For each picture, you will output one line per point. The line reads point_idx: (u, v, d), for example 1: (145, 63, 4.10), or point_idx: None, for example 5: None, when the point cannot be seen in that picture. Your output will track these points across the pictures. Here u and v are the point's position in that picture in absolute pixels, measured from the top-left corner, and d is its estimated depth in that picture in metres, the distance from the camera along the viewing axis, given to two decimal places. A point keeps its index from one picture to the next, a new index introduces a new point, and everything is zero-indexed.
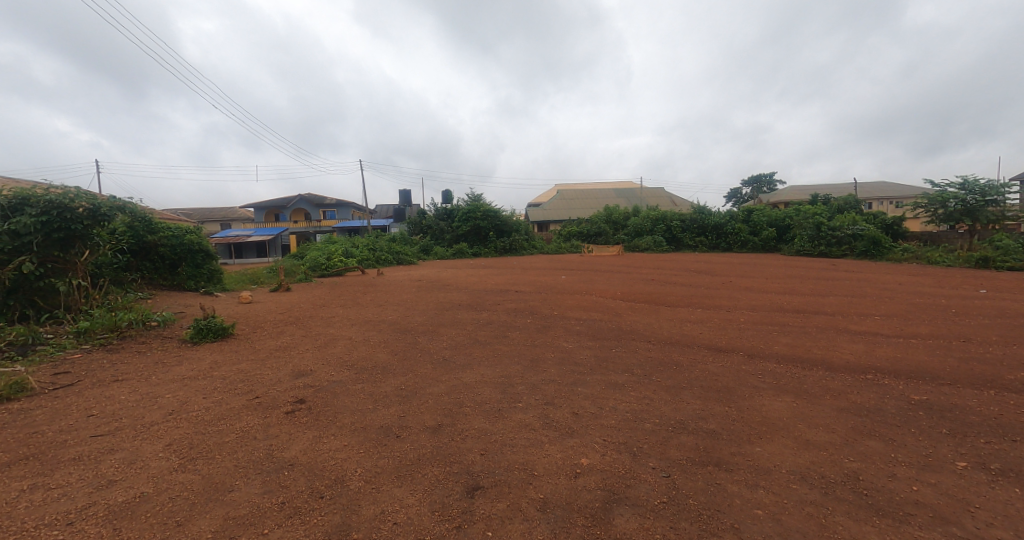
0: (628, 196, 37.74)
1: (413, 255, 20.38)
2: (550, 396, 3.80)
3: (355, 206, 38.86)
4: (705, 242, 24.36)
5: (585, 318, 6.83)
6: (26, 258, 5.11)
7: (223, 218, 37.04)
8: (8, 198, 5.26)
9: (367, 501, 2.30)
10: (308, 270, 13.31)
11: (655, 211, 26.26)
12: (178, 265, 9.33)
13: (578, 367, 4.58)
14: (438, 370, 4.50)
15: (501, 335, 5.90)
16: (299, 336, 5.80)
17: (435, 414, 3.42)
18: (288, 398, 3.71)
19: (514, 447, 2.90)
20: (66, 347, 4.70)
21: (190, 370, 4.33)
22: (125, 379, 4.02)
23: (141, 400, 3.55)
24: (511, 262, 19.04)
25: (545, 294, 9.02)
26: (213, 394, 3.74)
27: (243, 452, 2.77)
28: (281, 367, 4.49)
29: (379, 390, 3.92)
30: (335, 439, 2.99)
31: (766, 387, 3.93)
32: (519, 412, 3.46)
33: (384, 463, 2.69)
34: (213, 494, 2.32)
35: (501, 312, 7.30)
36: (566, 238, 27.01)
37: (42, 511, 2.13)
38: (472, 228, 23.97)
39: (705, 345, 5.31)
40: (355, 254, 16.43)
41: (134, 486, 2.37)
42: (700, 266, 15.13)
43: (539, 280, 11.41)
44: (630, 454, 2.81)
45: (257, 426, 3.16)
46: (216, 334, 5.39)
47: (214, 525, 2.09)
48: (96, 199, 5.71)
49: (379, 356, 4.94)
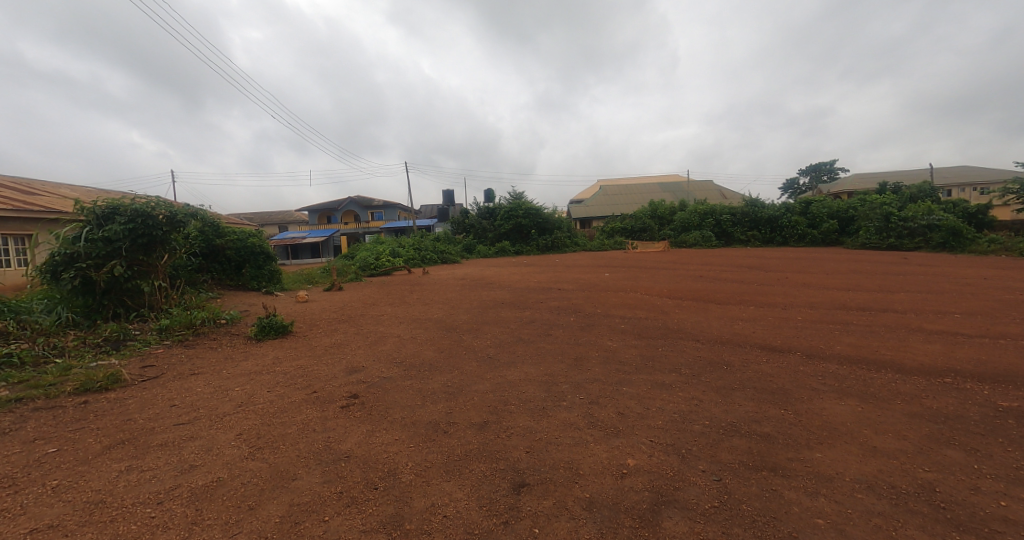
0: (674, 190, 36.49)
1: (456, 254, 20.78)
2: (594, 396, 3.77)
3: (401, 207, 40.13)
4: (758, 236, 23.18)
5: (630, 316, 6.72)
6: (116, 262, 5.68)
7: (281, 222, 39.47)
8: (101, 208, 5.86)
9: (418, 494, 2.40)
10: (358, 270, 13.89)
11: (703, 205, 25.30)
12: (242, 267, 10.02)
13: (623, 366, 4.51)
14: (483, 368, 4.58)
15: (543, 334, 5.91)
16: (352, 333, 6.07)
17: (481, 411, 3.49)
18: (343, 393, 3.91)
19: (559, 445, 2.92)
20: (151, 343, 5.18)
21: (257, 365, 4.67)
22: (201, 372, 4.40)
23: (215, 393, 3.87)
24: (554, 259, 18.91)
25: (589, 292, 8.93)
26: (276, 388, 4.02)
27: (304, 443, 2.97)
28: (335, 364, 4.73)
29: (426, 387, 4.04)
30: (386, 433, 3.12)
31: (827, 389, 3.71)
32: (563, 411, 3.47)
33: (433, 457, 2.78)
34: (279, 482, 2.51)
35: (544, 310, 7.32)
36: (609, 234, 26.55)
37: (137, 490, 2.39)
38: (514, 227, 24.02)
39: (757, 344, 5.07)
40: (402, 254, 16.95)
41: (212, 471, 2.60)
42: (754, 261, 14.45)
43: (582, 278, 11.24)
44: (679, 456, 2.75)
45: (316, 418, 3.37)
46: (277, 331, 5.77)
47: (281, 510, 2.25)
48: (173, 208, 6.26)
49: (426, 354, 5.09)
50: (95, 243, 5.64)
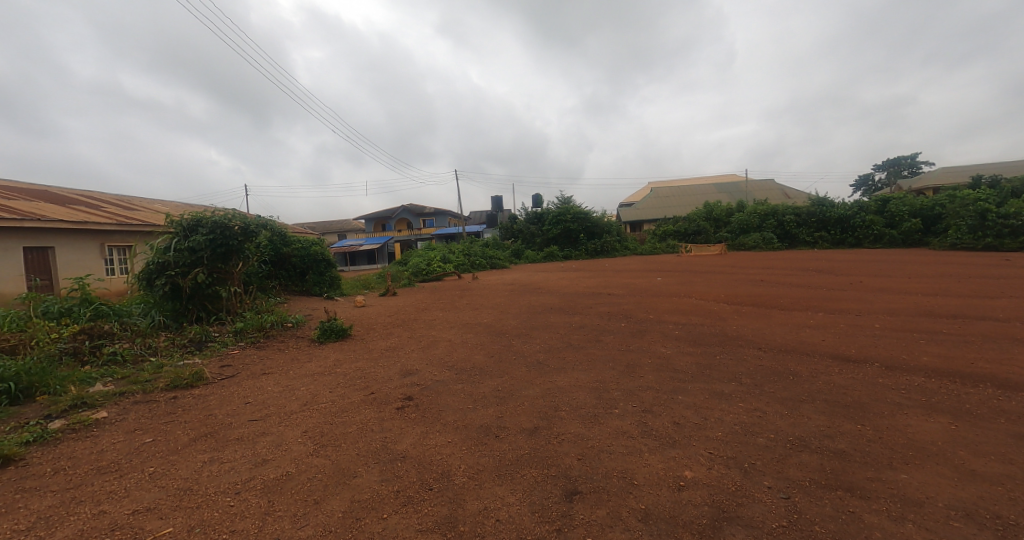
0: (731, 191, 34.80)
1: (505, 260, 20.98)
2: (648, 404, 3.66)
3: (451, 214, 41.15)
4: (826, 238, 21.59)
5: (684, 322, 6.47)
6: (199, 270, 6.24)
7: (340, 230, 41.75)
8: (187, 220, 6.47)
9: (471, 496, 2.44)
10: (411, 276, 14.37)
11: (763, 205, 23.93)
12: (306, 273, 10.68)
13: (677, 374, 4.35)
14: (533, 373, 4.59)
15: (594, 339, 5.82)
16: (406, 337, 6.29)
17: (531, 416, 3.49)
18: (398, 395, 4.06)
19: (612, 454, 2.85)
20: (228, 344, 5.65)
21: (319, 366, 4.96)
22: (271, 372, 4.73)
23: (283, 392, 4.15)
24: (604, 264, 18.57)
25: (641, 297, 8.69)
26: (337, 388, 4.24)
27: (363, 442, 3.11)
28: (390, 366, 4.92)
29: (477, 391, 4.11)
30: (440, 435, 3.20)
31: (912, 404, 3.37)
32: (616, 419, 3.39)
33: (485, 461, 2.82)
34: (341, 478, 2.64)
35: (594, 316, 7.22)
36: (662, 238, 25.72)
37: (218, 480, 2.60)
38: (562, 232, 23.88)
39: (828, 354, 4.71)
40: (452, 259, 17.34)
41: (282, 465, 2.79)
42: (823, 264, 13.44)
43: (633, 283, 10.98)
44: (741, 470, 2.60)
45: (374, 419, 3.52)
46: (337, 334, 6.09)
47: (343, 506, 2.37)
48: (247, 219, 6.79)
49: (476, 358, 5.17)
50: (182, 253, 6.26)
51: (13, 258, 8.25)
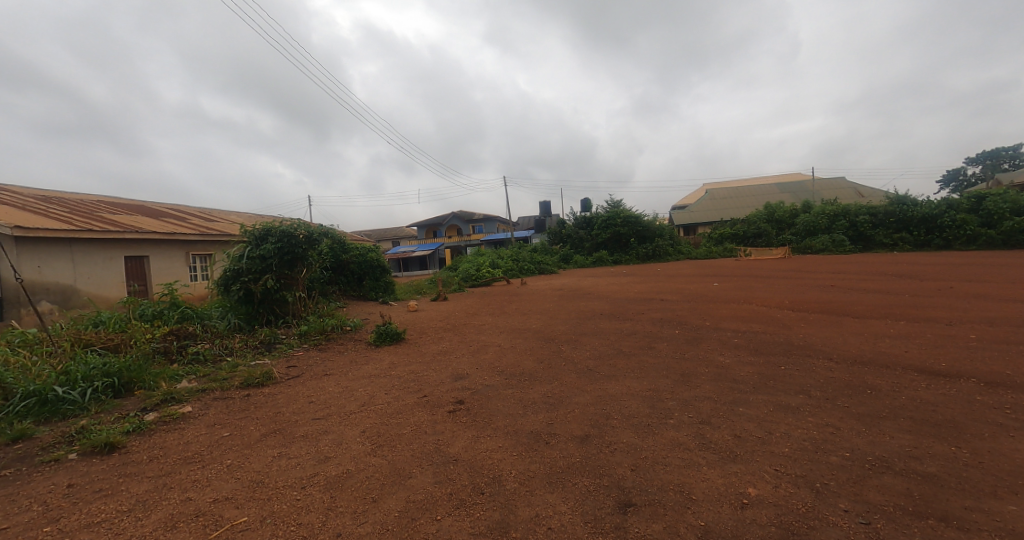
0: (794, 191, 32.69)
1: (553, 265, 20.89)
2: (706, 415, 3.49)
3: (499, 220, 41.70)
4: (908, 239, 19.69)
5: (745, 330, 6.13)
6: (269, 276, 6.72)
7: (394, 237, 43.52)
8: (258, 230, 7.00)
9: (523, 503, 2.44)
10: (461, 281, 14.67)
11: (832, 205, 22.26)
12: (363, 279, 11.21)
13: (738, 385, 4.12)
14: (583, 380, 4.52)
15: (646, 347, 5.64)
16: (456, 341, 6.43)
17: (582, 424, 3.44)
18: (450, 398, 4.14)
19: (667, 466, 2.75)
20: (294, 346, 6.04)
21: (376, 368, 5.17)
22: (332, 374, 4.99)
23: (342, 393, 4.36)
24: (656, 269, 18.00)
25: (696, 303, 8.33)
26: (392, 391, 4.39)
27: (417, 444, 3.19)
28: (442, 370, 5.03)
29: (527, 397, 4.11)
30: (490, 440, 3.23)
31: (1018, 426, 2.98)
32: (671, 429, 3.27)
33: (536, 468, 2.80)
34: (397, 478, 2.72)
35: (646, 322, 7.02)
36: (718, 241, 24.56)
37: (285, 475, 2.77)
38: (612, 236, 23.44)
39: (913, 367, 4.27)
40: (501, 265, 17.51)
41: (342, 463, 2.93)
42: (905, 268, 12.24)
43: (688, 288, 10.56)
44: (812, 490, 2.41)
45: (427, 421, 3.61)
46: (392, 338, 6.32)
47: (399, 505, 2.45)
48: (310, 228, 7.25)
49: (526, 363, 5.18)
50: (254, 260, 6.78)
51: (116, 266, 9.30)
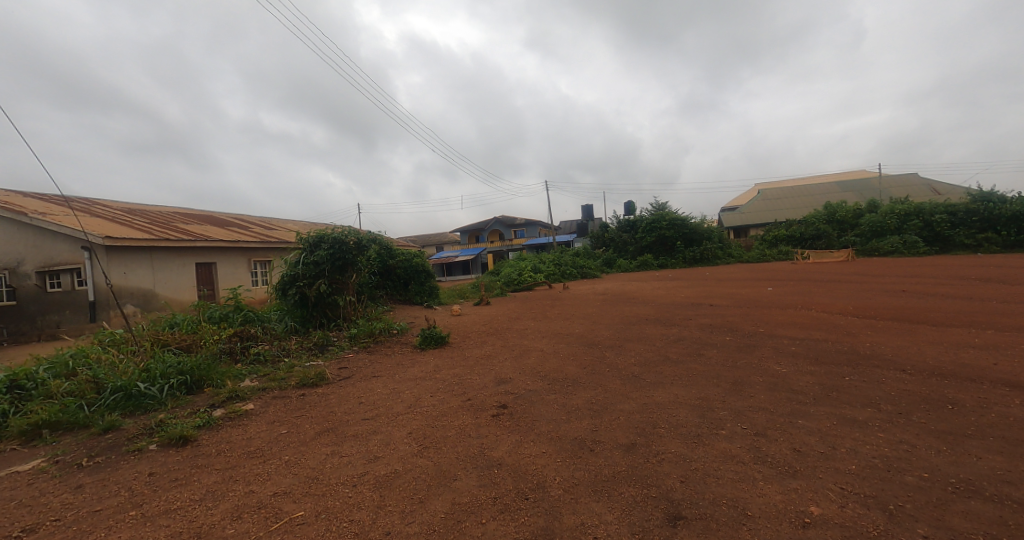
0: (858, 190, 30.49)
1: (596, 269, 20.60)
2: (761, 427, 3.31)
3: (541, 225, 41.69)
4: (994, 239, 17.82)
5: (803, 337, 5.76)
6: (322, 282, 7.08)
7: (438, 243, 44.59)
8: (312, 237, 7.40)
9: (568, 510, 2.41)
10: (503, 286, 14.77)
11: (903, 204, 20.56)
12: (409, 283, 11.55)
13: (796, 396, 3.87)
14: (628, 386, 4.41)
15: (694, 354, 5.43)
16: (499, 345, 6.47)
17: (628, 432, 3.35)
18: (493, 402, 4.17)
19: (720, 479, 2.62)
20: (344, 348, 6.31)
21: (421, 371, 5.30)
22: (380, 376, 5.16)
23: (390, 394, 4.50)
24: (705, 273, 17.32)
25: (749, 309, 7.93)
26: (437, 393, 4.48)
27: (462, 447, 3.24)
28: (485, 374, 5.08)
29: (571, 402, 4.07)
30: (534, 445, 3.22)
31: None
32: (723, 441, 3.13)
33: (580, 475, 2.77)
34: (443, 480, 2.77)
35: (694, 328, 6.76)
36: (772, 243, 23.30)
37: (338, 472, 2.90)
38: (657, 239, 22.82)
39: (1002, 381, 3.84)
40: (543, 269, 17.46)
41: (390, 463, 3.01)
42: (992, 272, 11.08)
43: (740, 293, 10.09)
44: (884, 513, 2.22)
45: (471, 425, 3.66)
46: (436, 341, 6.46)
47: (445, 507, 2.49)
48: (359, 235, 7.57)
49: (568, 369, 5.13)
50: (308, 266, 7.16)
51: (188, 272, 10.11)
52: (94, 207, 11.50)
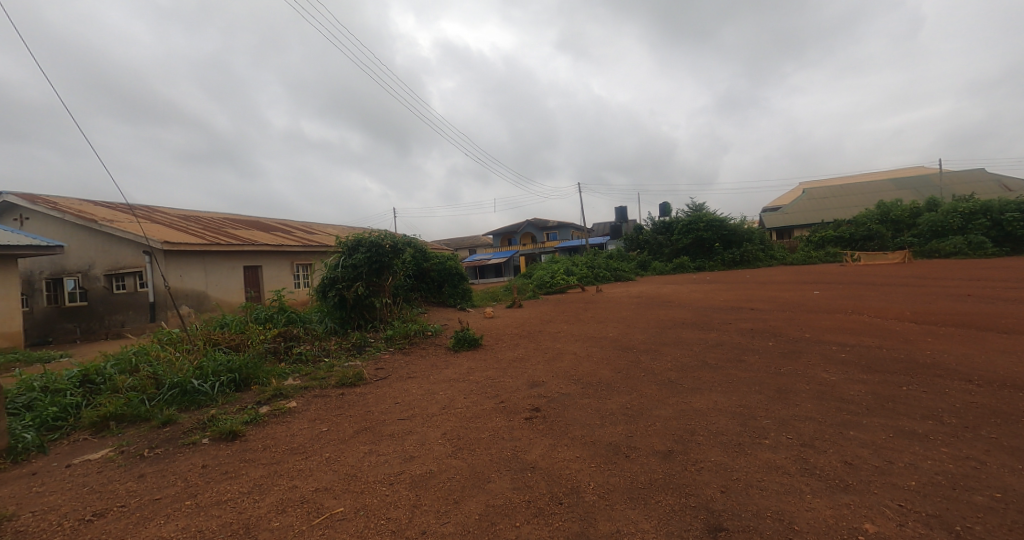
0: (916, 188, 28.59)
1: (631, 272, 20.23)
2: (808, 437, 3.14)
3: (574, 227, 41.40)
4: None
5: (854, 344, 5.44)
6: (359, 284, 7.30)
7: (472, 245, 45.09)
8: (350, 241, 7.65)
9: (603, 517, 2.37)
10: (535, 289, 14.73)
11: (968, 202, 19.16)
12: (443, 286, 11.73)
13: (846, 405, 3.66)
14: (665, 392, 4.30)
15: (734, 359, 5.23)
16: (531, 348, 6.46)
17: (664, 438, 3.27)
18: (526, 405, 4.16)
19: (764, 491, 2.51)
20: (381, 348, 6.47)
21: (455, 373, 5.36)
22: (415, 377, 5.26)
23: (424, 395, 4.58)
24: (745, 275, 16.68)
25: (793, 313, 7.57)
26: (470, 395, 4.52)
27: (495, 449, 3.25)
28: (518, 377, 5.08)
29: (605, 407, 4.00)
30: (567, 449, 3.19)
31: None
32: (766, 450, 2.99)
33: (616, 481, 2.72)
34: (477, 482, 2.79)
35: (734, 333, 6.52)
36: (818, 245, 22.18)
37: (376, 471, 2.97)
38: (694, 241, 22.19)
39: None
40: (575, 272, 17.32)
41: (425, 463, 3.06)
42: None
43: (783, 297, 9.66)
44: (949, 534, 2.06)
45: (504, 427, 3.67)
46: (469, 343, 6.53)
47: (479, 509, 2.50)
48: (395, 238, 7.77)
49: (602, 373, 5.06)
50: (347, 269, 7.40)
51: (236, 275, 10.67)
52: (154, 214, 12.34)
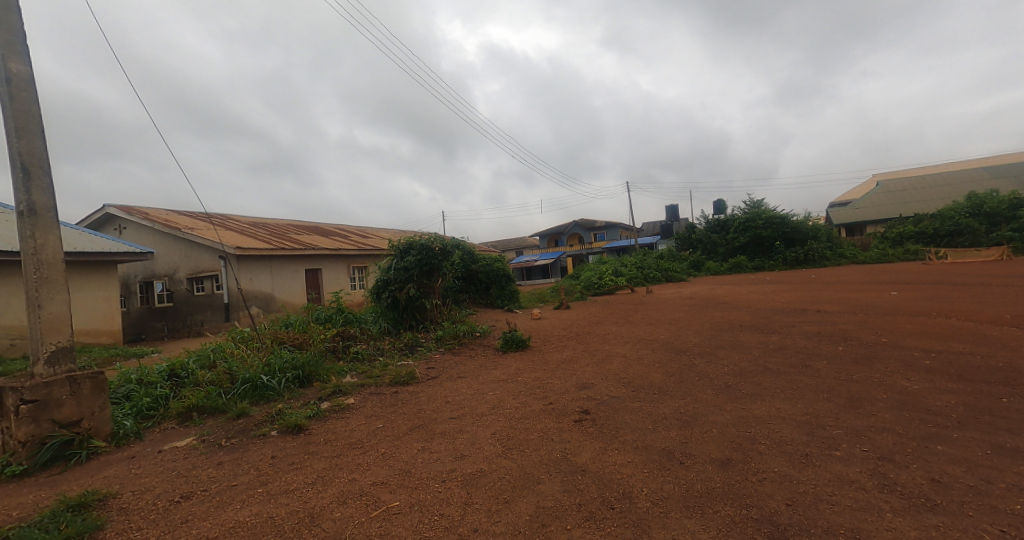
0: (1014, 176, 25.48)
1: (683, 272, 19.51)
2: (886, 450, 2.89)
3: (622, 227, 40.57)
4: None
5: (940, 350, 4.94)
6: (410, 286, 7.55)
7: (518, 247, 45.37)
8: (401, 244, 7.93)
9: (657, 524, 2.30)
10: (583, 290, 14.58)
11: None
12: (490, 287, 11.88)
13: (934, 417, 3.32)
14: (722, 397, 4.11)
15: (798, 365, 4.90)
16: (580, 350, 6.39)
17: (722, 446, 3.12)
18: (575, 407, 4.12)
19: (835, 506, 2.33)
20: (432, 348, 6.65)
21: (504, 374, 5.41)
22: (465, 377, 5.36)
23: (474, 395, 4.66)
24: (811, 276, 15.57)
25: (867, 316, 6.99)
26: (519, 396, 4.54)
27: (544, 451, 3.24)
28: (566, 379, 5.04)
29: (657, 411, 3.88)
30: (618, 453, 3.13)
31: None
32: (838, 463, 2.78)
33: (670, 489, 2.63)
34: (526, 483, 2.80)
35: (799, 336, 6.12)
36: (895, 242, 20.31)
37: (429, 468, 3.06)
38: (752, 240, 21.07)
39: None
40: (624, 272, 16.95)
41: (476, 462, 3.11)
42: None
43: (856, 298, 8.93)
44: None
45: (554, 429, 3.65)
46: (517, 344, 6.57)
47: (530, 510, 2.51)
48: (444, 241, 7.97)
49: (654, 376, 4.91)
50: (399, 272, 7.69)
51: (299, 277, 11.37)
52: (227, 222, 13.42)
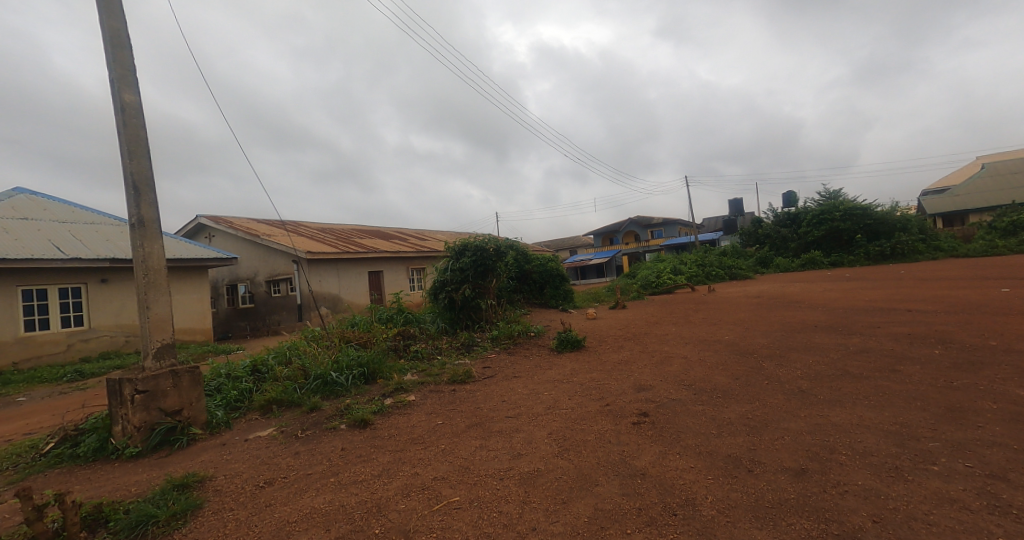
0: None
1: (749, 270, 18.37)
2: (996, 467, 2.55)
3: (682, 223, 38.88)
4: None
5: None
6: (466, 286, 7.72)
7: (572, 246, 44.88)
8: (457, 246, 8.14)
9: (723, 533, 2.20)
10: (640, 289, 14.18)
11: None
12: (544, 287, 11.88)
13: None
14: (795, 403, 3.83)
15: (885, 369, 4.45)
16: (638, 351, 6.21)
17: (796, 455, 2.91)
18: (633, 409, 4.01)
19: (933, 527, 2.10)
20: (487, 348, 6.77)
21: (559, 374, 5.38)
22: (520, 376, 5.39)
23: (530, 394, 4.68)
24: (900, 271, 14.06)
25: (971, 316, 6.19)
26: (576, 396, 4.50)
27: (602, 453, 3.20)
28: (623, 380, 4.92)
29: (722, 416, 3.69)
30: (680, 458, 3.01)
31: None
32: (935, 479, 2.49)
33: (738, 497, 2.49)
34: (584, 484, 2.77)
35: (886, 338, 5.55)
36: (1006, 232, 17.83)
37: (486, 465, 3.12)
38: (828, 233, 19.40)
39: None
40: (684, 270, 16.26)
41: (532, 461, 3.13)
42: None
43: (956, 296, 7.95)
44: None
45: (611, 431, 3.58)
46: (572, 344, 6.51)
47: (588, 511, 2.48)
48: (497, 242, 8.08)
49: (718, 379, 4.67)
50: (455, 272, 7.89)
51: (362, 279, 12.02)
52: (299, 228, 14.47)
